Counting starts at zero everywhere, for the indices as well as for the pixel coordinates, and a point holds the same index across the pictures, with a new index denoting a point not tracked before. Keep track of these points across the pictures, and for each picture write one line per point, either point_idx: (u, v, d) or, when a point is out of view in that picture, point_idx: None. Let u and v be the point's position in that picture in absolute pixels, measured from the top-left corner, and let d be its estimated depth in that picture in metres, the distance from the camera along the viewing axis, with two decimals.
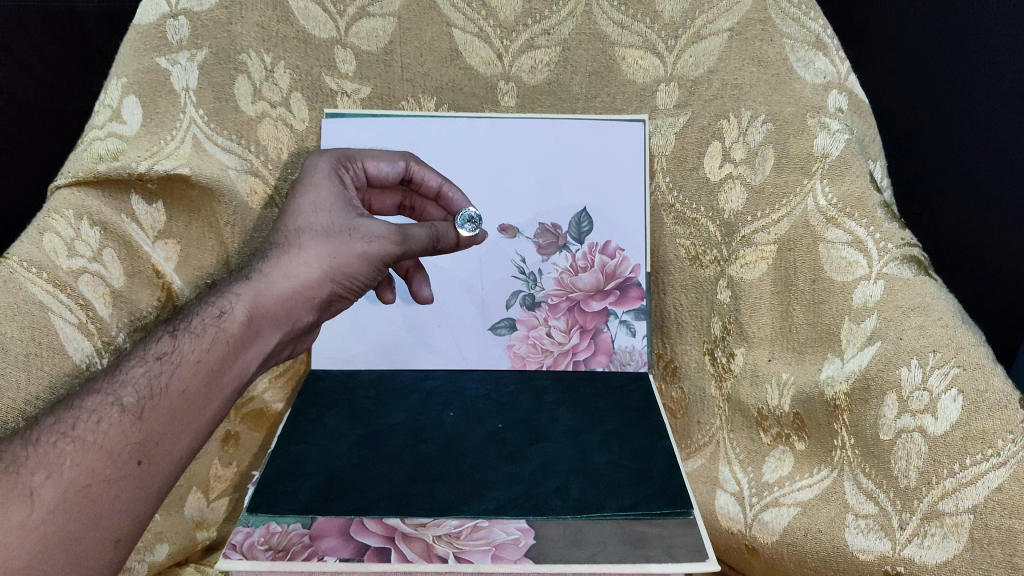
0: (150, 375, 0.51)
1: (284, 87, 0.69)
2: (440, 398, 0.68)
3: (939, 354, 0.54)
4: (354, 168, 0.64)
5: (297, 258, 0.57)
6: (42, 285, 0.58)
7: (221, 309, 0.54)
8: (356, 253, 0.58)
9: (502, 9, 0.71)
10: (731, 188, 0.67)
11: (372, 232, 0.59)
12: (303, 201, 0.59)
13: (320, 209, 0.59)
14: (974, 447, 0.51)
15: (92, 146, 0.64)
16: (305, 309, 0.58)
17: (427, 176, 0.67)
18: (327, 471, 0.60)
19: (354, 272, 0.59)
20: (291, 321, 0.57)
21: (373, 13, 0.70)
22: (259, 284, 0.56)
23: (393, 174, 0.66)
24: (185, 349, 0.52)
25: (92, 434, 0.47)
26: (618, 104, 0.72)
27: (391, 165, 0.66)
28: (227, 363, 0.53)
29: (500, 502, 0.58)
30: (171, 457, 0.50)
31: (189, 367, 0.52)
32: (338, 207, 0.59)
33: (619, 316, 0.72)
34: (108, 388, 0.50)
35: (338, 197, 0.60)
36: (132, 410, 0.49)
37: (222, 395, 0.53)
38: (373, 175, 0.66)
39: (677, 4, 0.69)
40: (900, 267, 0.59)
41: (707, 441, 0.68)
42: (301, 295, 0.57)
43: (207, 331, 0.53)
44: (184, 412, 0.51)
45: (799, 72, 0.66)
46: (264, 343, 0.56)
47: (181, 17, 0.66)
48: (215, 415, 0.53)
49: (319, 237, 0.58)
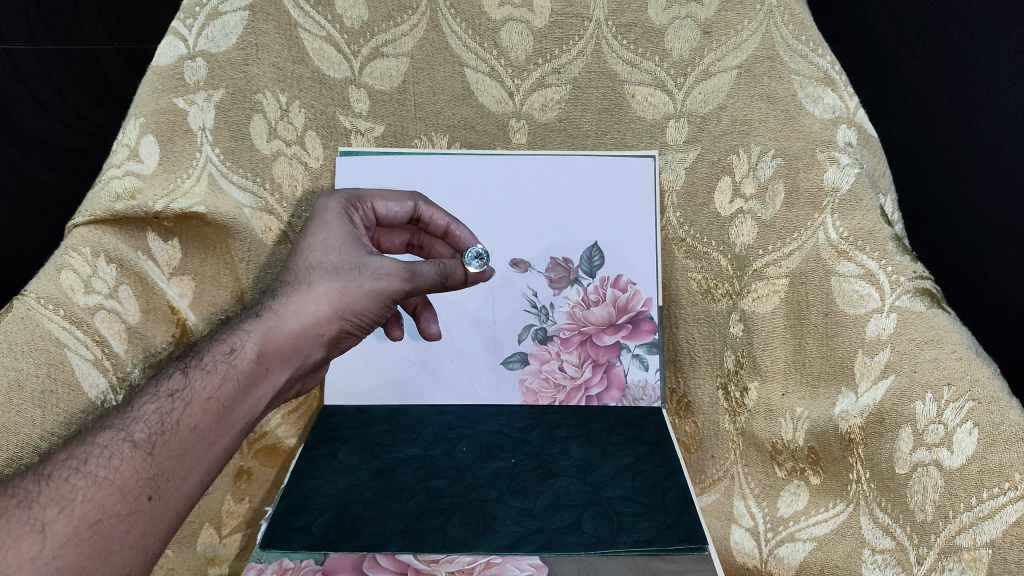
0: (161, 411, 0.51)
1: (299, 127, 0.71)
2: (452, 432, 0.68)
3: (953, 388, 0.54)
4: (364, 208, 0.65)
5: (307, 295, 0.57)
6: (59, 322, 0.59)
7: (232, 346, 0.55)
8: (366, 290, 0.59)
9: (513, 49, 0.72)
10: (743, 222, 0.68)
11: (382, 269, 0.59)
12: (313, 239, 0.60)
13: (330, 247, 0.60)
14: (991, 480, 0.50)
15: (109, 186, 0.65)
16: (315, 346, 0.58)
17: (435, 215, 0.67)
18: (340, 505, 0.61)
19: (364, 308, 0.59)
20: (301, 357, 0.58)
21: (386, 54, 0.72)
22: (269, 321, 0.56)
23: (402, 213, 0.67)
24: (197, 385, 0.52)
25: (103, 470, 0.48)
26: (629, 140, 0.73)
27: (400, 204, 0.66)
28: (238, 400, 0.54)
29: (511, 539, 0.58)
30: (181, 492, 0.50)
31: (200, 403, 0.52)
32: (348, 245, 0.60)
33: (631, 350, 0.72)
34: (120, 424, 0.50)
35: (348, 235, 0.61)
36: (143, 446, 0.49)
37: (232, 431, 0.53)
38: (382, 215, 0.66)
39: (686, 43, 0.70)
40: (913, 300, 0.59)
41: (721, 475, 0.68)
42: (311, 332, 0.57)
43: (218, 367, 0.53)
44: (195, 449, 0.51)
45: (809, 108, 0.67)
46: (275, 379, 0.56)
47: (198, 59, 0.67)
48: (225, 452, 0.53)
49: (329, 274, 0.58)
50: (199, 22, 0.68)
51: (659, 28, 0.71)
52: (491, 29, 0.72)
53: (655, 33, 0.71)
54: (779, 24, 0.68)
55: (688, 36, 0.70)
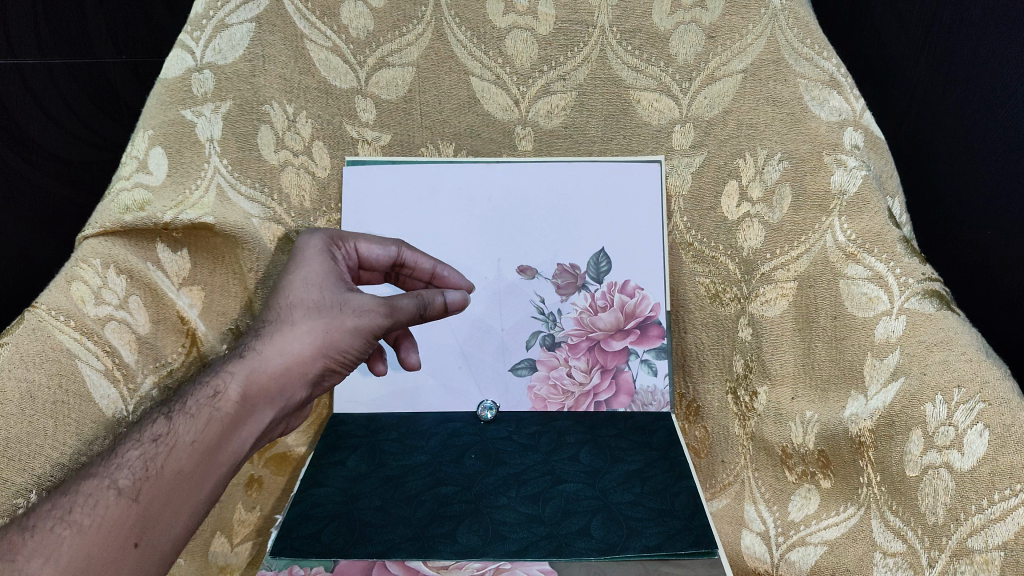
0: (145, 457, 0.51)
1: (306, 137, 0.71)
2: (461, 439, 0.68)
3: (964, 389, 0.53)
4: (346, 247, 0.65)
5: (290, 334, 0.57)
6: (70, 333, 0.59)
7: (216, 389, 0.55)
8: (347, 329, 0.59)
9: (518, 56, 0.73)
10: (750, 226, 0.68)
11: (363, 306, 0.59)
12: (295, 277, 0.60)
13: (311, 284, 0.59)
14: (1002, 482, 0.49)
15: (118, 198, 0.65)
16: (300, 384, 0.59)
17: (420, 260, 0.68)
18: (349, 513, 0.61)
19: (347, 346, 0.59)
20: (285, 397, 0.58)
21: (392, 63, 0.72)
22: (253, 361, 0.56)
23: (385, 257, 0.67)
24: (181, 429, 0.53)
25: (88, 518, 0.48)
26: (634, 145, 0.73)
27: (384, 249, 0.66)
28: (222, 442, 0.54)
29: (522, 544, 0.58)
30: (167, 535, 0.51)
31: (184, 447, 0.52)
32: (329, 281, 0.60)
33: (640, 355, 0.71)
34: (104, 471, 0.50)
35: (329, 271, 0.61)
36: (129, 493, 0.50)
37: (217, 473, 0.54)
38: (364, 256, 0.66)
39: (691, 48, 0.70)
40: (922, 302, 0.58)
41: (732, 480, 0.68)
42: (294, 372, 0.58)
43: (202, 411, 0.54)
44: (180, 493, 0.52)
45: (815, 111, 0.66)
46: (259, 419, 0.57)
47: (206, 71, 0.68)
48: (212, 492, 0.54)
49: (311, 312, 0.58)
50: (207, 35, 0.68)
51: (662, 33, 0.71)
52: (496, 37, 0.72)
53: (660, 38, 0.71)
54: (784, 28, 0.68)
55: (694, 41, 0.70)
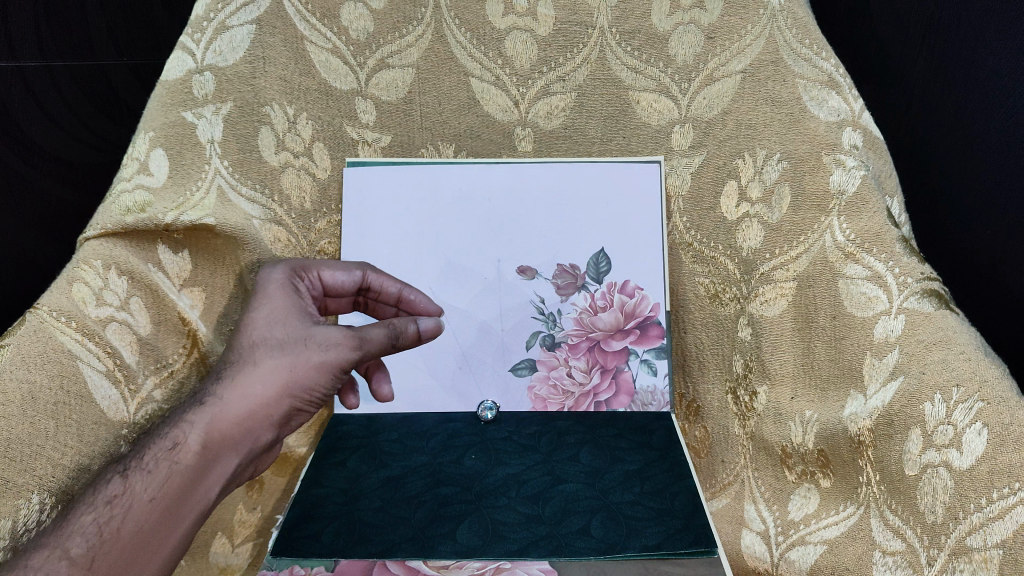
0: (100, 521, 0.51)
1: (306, 138, 0.72)
2: (462, 439, 0.68)
3: (962, 389, 0.53)
4: (310, 277, 0.65)
5: (253, 376, 0.57)
6: (71, 334, 0.59)
7: (175, 441, 0.54)
8: (312, 365, 0.58)
9: (518, 58, 0.73)
10: (749, 226, 0.68)
11: (329, 339, 0.59)
12: (257, 315, 0.60)
13: (275, 322, 0.59)
14: (1001, 480, 0.49)
15: (120, 200, 0.65)
16: (266, 427, 0.58)
17: (386, 283, 0.68)
18: (350, 513, 0.61)
19: (314, 383, 0.59)
20: (251, 442, 0.57)
21: (392, 65, 0.73)
22: (215, 408, 0.56)
23: (350, 282, 0.67)
24: (137, 487, 0.52)
25: None
26: (634, 146, 0.73)
27: (348, 274, 0.66)
28: (182, 496, 0.54)
29: (522, 544, 0.58)
30: None
31: (141, 506, 0.52)
32: (293, 317, 0.60)
33: (640, 355, 0.71)
34: (56, 538, 0.50)
35: (292, 307, 0.61)
36: (82, 561, 0.49)
37: (180, 528, 0.54)
38: (329, 284, 0.66)
39: (689, 48, 0.71)
40: (920, 302, 0.59)
41: (732, 480, 0.68)
42: (259, 415, 0.57)
43: (160, 465, 0.53)
44: (138, 553, 0.51)
45: (813, 111, 0.67)
46: (224, 467, 0.56)
47: (206, 73, 0.68)
48: (174, 548, 0.54)
49: (274, 351, 0.58)
50: (207, 36, 0.69)
51: (662, 34, 0.71)
52: (495, 38, 0.73)
53: (659, 39, 0.71)
54: (782, 28, 0.68)
55: (693, 41, 0.71)
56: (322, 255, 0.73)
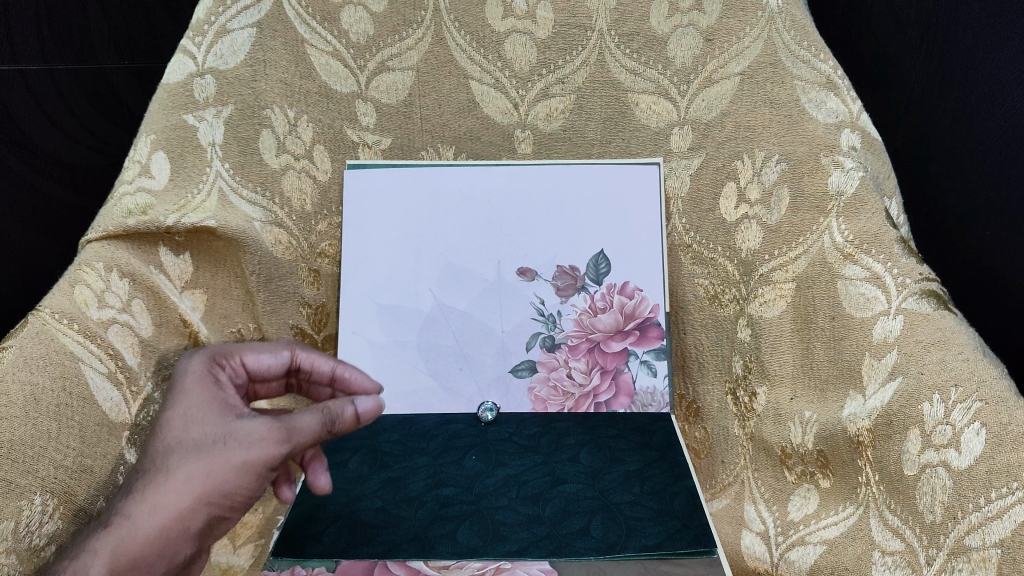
0: None
1: (307, 140, 0.72)
2: (462, 441, 0.68)
3: (961, 389, 0.53)
4: (231, 364, 0.59)
5: (164, 488, 0.50)
6: (73, 336, 0.58)
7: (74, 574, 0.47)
8: (232, 466, 0.51)
9: (517, 60, 0.74)
10: (749, 227, 0.68)
11: (253, 435, 0.52)
12: (172, 414, 0.53)
13: (191, 422, 0.53)
14: (1000, 480, 0.49)
15: (121, 202, 0.66)
16: (183, 542, 0.51)
17: (317, 361, 0.62)
18: (351, 514, 0.61)
19: (237, 487, 0.51)
20: (165, 561, 0.50)
21: (392, 67, 0.73)
22: (120, 530, 0.49)
23: (277, 364, 0.61)
24: None
25: None
26: (633, 148, 0.74)
27: (275, 356, 0.61)
28: None
29: (522, 545, 0.59)
30: None
31: None
32: (211, 414, 0.53)
33: (639, 356, 0.72)
34: None
35: (212, 402, 0.54)
36: None
37: None
38: (253, 369, 0.60)
39: (689, 50, 0.71)
40: (919, 302, 0.59)
41: (731, 481, 0.68)
42: (171, 531, 0.50)
43: None
44: None
45: (812, 113, 0.67)
46: None
47: (207, 76, 0.69)
48: None
49: (189, 455, 0.51)
50: (208, 40, 0.69)
51: (661, 36, 0.72)
52: (495, 41, 0.73)
53: (658, 41, 0.72)
54: (780, 30, 0.69)
55: (691, 44, 0.71)
56: (324, 257, 0.74)
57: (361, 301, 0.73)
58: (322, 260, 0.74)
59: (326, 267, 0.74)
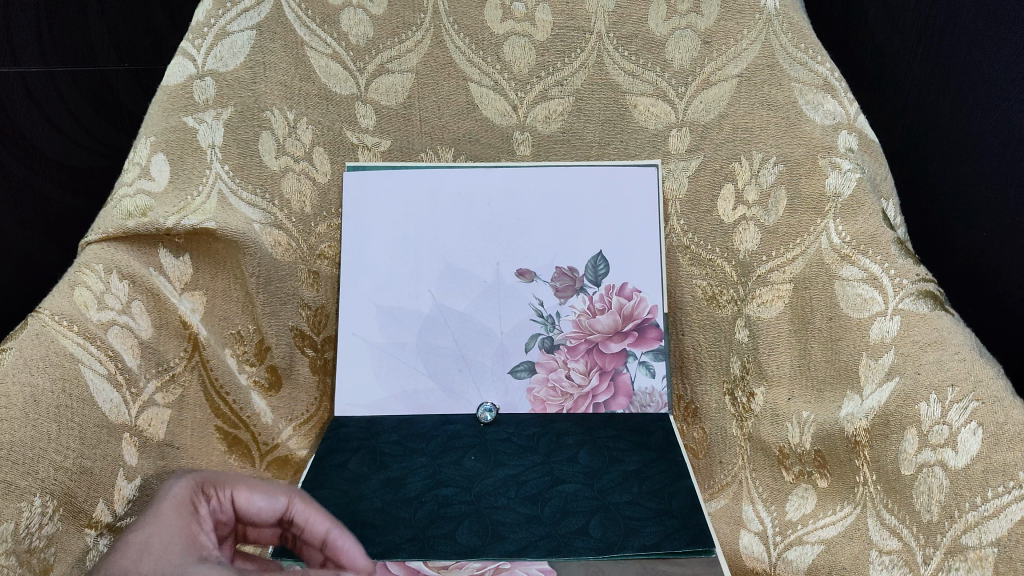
0: None
1: (307, 142, 0.72)
2: (462, 441, 0.69)
3: (957, 388, 0.53)
4: (220, 499, 0.51)
5: None
6: (73, 338, 0.58)
7: None
8: None
9: (516, 62, 0.74)
10: (746, 228, 0.69)
11: None
12: (134, 538, 0.45)
13: (150, 553, 0.44)
14: (996, 479, 0.49)
15: (121, 204, 0.66)
16: None
17: (313, 519, 0.52)
18: (350, 514, 0.61)
19: None
20: None
21: (392, 70, 0.74)
22: None
23: (270, 510, 0.52)
24: None
25: None
26: (631, 150, 0.74)
27: (269, 499, 0.52)
28: None
29: (521, 544, 0.59)
30: None
31: None
32: (176, 551, 0.45)
33: (638, 357, 0.72)
34: None
35: (183, 540, 0.46)
36: None
37: None
38: (243, 509, 0.51)
39: (687, 53, 0.72)
40: (915, 302, 0.59)
41: (730, 481, 0.69)
42: None
43: None
44: None
45: (809, 114, 0.67)
46: None
47: (207, 78, 0.69)
48: None
49: None
50: (208, 42, 0.69)
51: (659, 38, 0.72)
52: (494, 44, 0.74)
53: (656, 44, 0.72)
54: (778, 33, 0.69)
55: (689, 46, 0.71)
56: (323, 258, 0.74)
57: (360, 303, 0.73)
58: (321, 262, 0.74)
59: (325, 269, 0.74)
